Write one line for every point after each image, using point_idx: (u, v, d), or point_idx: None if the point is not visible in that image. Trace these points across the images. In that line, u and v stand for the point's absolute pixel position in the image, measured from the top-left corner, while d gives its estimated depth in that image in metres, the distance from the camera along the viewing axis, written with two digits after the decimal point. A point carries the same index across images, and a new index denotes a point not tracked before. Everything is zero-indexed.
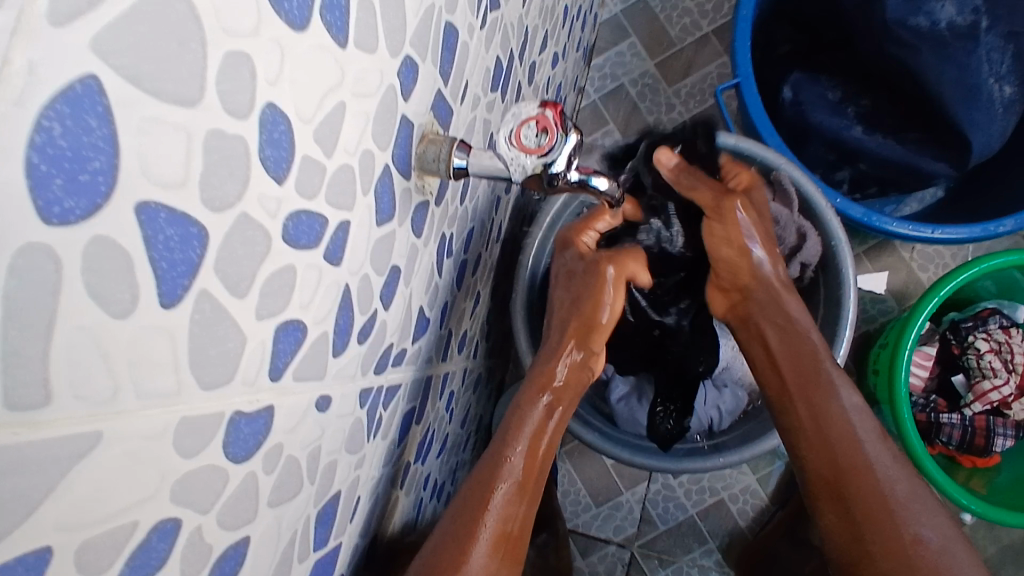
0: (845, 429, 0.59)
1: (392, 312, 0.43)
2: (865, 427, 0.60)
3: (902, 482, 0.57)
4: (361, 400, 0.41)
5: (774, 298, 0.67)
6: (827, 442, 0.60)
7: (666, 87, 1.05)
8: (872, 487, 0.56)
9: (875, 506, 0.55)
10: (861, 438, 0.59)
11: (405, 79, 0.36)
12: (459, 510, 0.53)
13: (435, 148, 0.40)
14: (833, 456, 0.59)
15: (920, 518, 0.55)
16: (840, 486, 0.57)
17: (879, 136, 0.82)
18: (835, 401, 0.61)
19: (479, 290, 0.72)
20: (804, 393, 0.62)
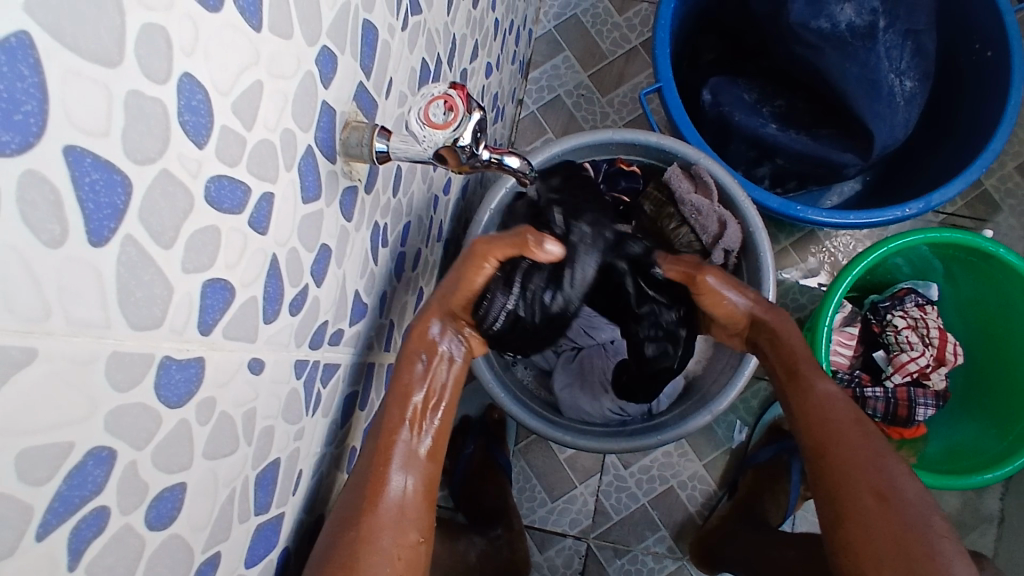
0: (820, 403, 0.63)
1: (325, 289, 0.46)
2: (840, 403, 0.63)
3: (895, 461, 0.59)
4: (297, 371, 0.44)
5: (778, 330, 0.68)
6: (806, 416, 0.63)
7: (600, 97, 1.11)
8: (853, 457, 0.59)
9: (855, 468, 0.59)
10: (848, 418, 0.62)
11: (323, 67, 0.39)
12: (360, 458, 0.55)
13: (357, 134, 0.44)
14: (812, 435, 0.62)
15: (904, 485, 0.58)
16: (819, 447, 0.61)
17: (794, 131, 0.88)
18: (811, 384, 0.64)
19: (421, 286, 0.75)
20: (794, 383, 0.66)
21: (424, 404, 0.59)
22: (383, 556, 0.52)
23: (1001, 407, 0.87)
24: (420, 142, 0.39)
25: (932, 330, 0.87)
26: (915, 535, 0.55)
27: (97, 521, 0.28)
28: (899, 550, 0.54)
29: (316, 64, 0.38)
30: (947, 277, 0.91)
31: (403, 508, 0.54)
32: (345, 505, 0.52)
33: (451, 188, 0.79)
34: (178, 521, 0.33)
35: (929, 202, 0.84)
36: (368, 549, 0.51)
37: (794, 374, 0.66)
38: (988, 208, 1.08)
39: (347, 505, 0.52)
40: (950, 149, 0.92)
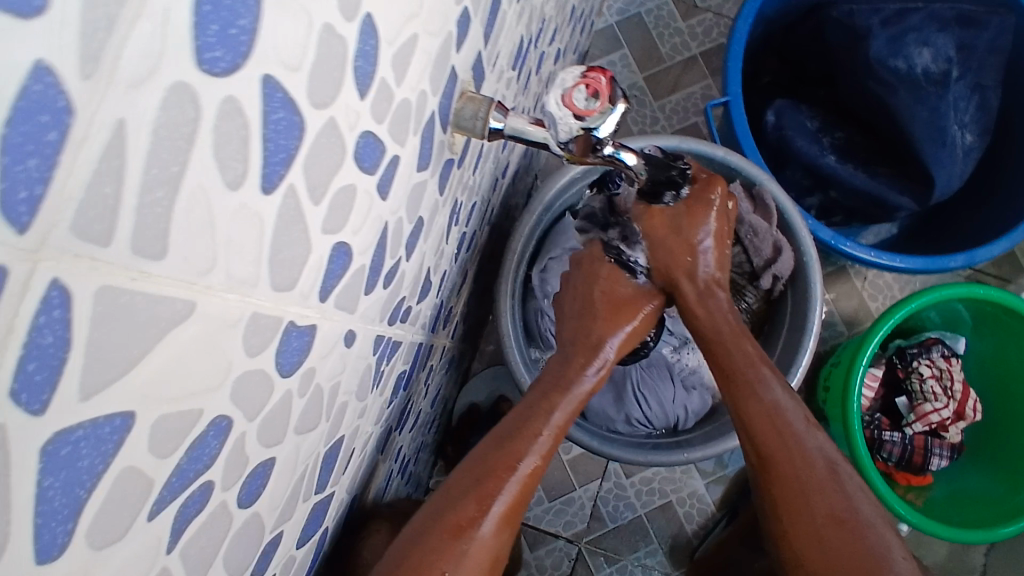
0: (748, 381, 0.60)
1: (411, 265, 0.43)
2: (770, 390, 0.59)
3: (806, 427, 0.57)
4: (375, 347, 0.41)
5: (737, 348, 0.61)
6: (728, 369, 0.61)
7: (653, 100, 1.09)
8: (771, 430, 0.57)
9: (770, 431, 0.57)
10: (772, 398, 0.58)
11: (459, 30, 0.36)
12: (474, 468, 0.55)
13: (473, 107, 0.41)
14: (763, 456, 0.57)
15: (808, 453, 0.56)
16: (739, 411, 0.59)
17: (852, 166, 0.86)
18: (743, 341, 0.62)
19: (467, 269, 0.72)
20: (738, 398, 0.60)
21: (545, 434, 0.57)
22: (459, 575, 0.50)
23: (1010, 468, 0.87)
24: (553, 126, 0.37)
25: (956, 383, 0.87)
26: (818, 493, 0.54)
27: (200, 499, 0.25)
28: (783, 485, 0.55)
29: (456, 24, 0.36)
30: (975, 331, 0.91)
31: (487, 542, 0.51)
32: (455, 504, 0.52)
33: (508, 171, 0.77)
34: (260, 500, 0.31)
35: (973, 257, 0.84)
36: (457, 562, 0.50)
37: (735, 386, 0.60)
38: (1014, 269, 1.09)
39: (452, 492, 0.53)
40: (998, 208, 0.91)
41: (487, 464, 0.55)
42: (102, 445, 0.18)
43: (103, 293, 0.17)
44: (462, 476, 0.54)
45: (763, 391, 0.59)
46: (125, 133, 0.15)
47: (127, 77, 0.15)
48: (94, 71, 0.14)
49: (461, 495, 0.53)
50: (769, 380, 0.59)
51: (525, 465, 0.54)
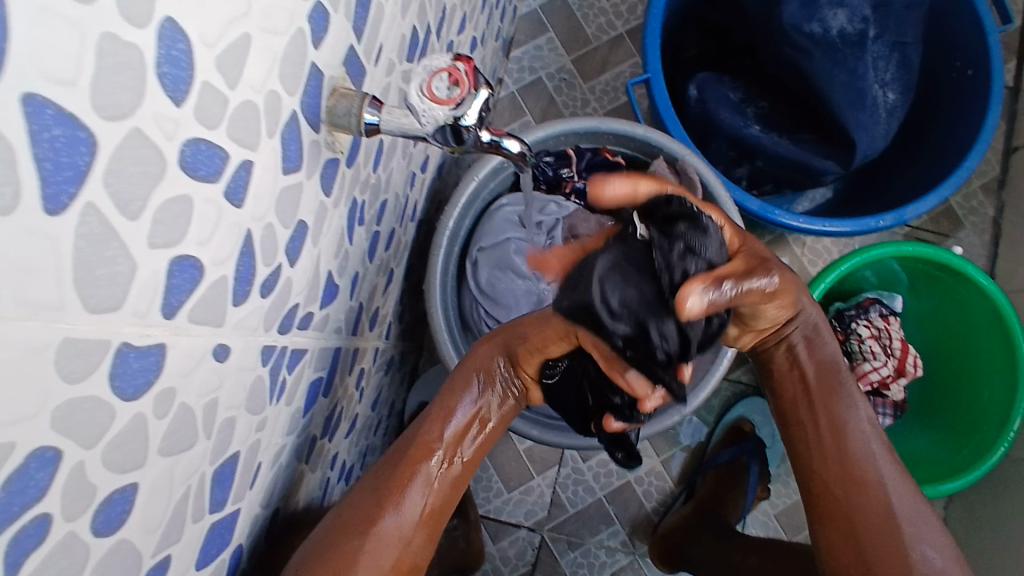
0: (838, 404, 0.61)
1: (298, 270, 0.42)
2: (856, 407, 0.62)
3: (886, 456, 0.61)
4: (264, 358, 0.40)
5: (827, 364, 0.63)
6: (822, 380, 0.62)
7: (582, 82, 1.08)
8: (865, 458, 0.60)
9: (841, 454, 0.60)
10: (859, 423, 0.61)
11: (315, 25, 0.35)
12: (390, 461, 0.56)
13: (346, 102, 0.40)
14: (828, 472, 0.60)
15: (892, 488, 0.59)
16: (820, 430, 0.61)
17: (776, 135, 0.87)
18: (823, 353, 0.63)
19: (392, 268, 0.71)
20: (824, 408, 0.62)
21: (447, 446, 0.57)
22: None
23: (955, 418, 0.89)
24: (420, 115, 0.41)
25: (894, 340, 0.88)
26: (897, 518, 0.58)
27: (39, 529, 0.24)
28: (865, 504, 0.58)
29: (309, 18, 0.34)
30: (910, 289, 0.92)
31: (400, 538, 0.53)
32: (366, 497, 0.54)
33: (429, 164, 0.75)
34: (128, 524, 0.30)
35: (902, 215, 0.85)
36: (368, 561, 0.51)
37: (817, 397, 0.62)
38: (950, 224, 1.10)
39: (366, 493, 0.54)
40: (924, 166, 0.93)
41: (399, 461, 0.56)
42: None
43: None
44: (380, 466, 0.56)
45: (852, 422, 0.61)
46: None
47: None
48: None
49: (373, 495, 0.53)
50: (857, 407, 0.61)
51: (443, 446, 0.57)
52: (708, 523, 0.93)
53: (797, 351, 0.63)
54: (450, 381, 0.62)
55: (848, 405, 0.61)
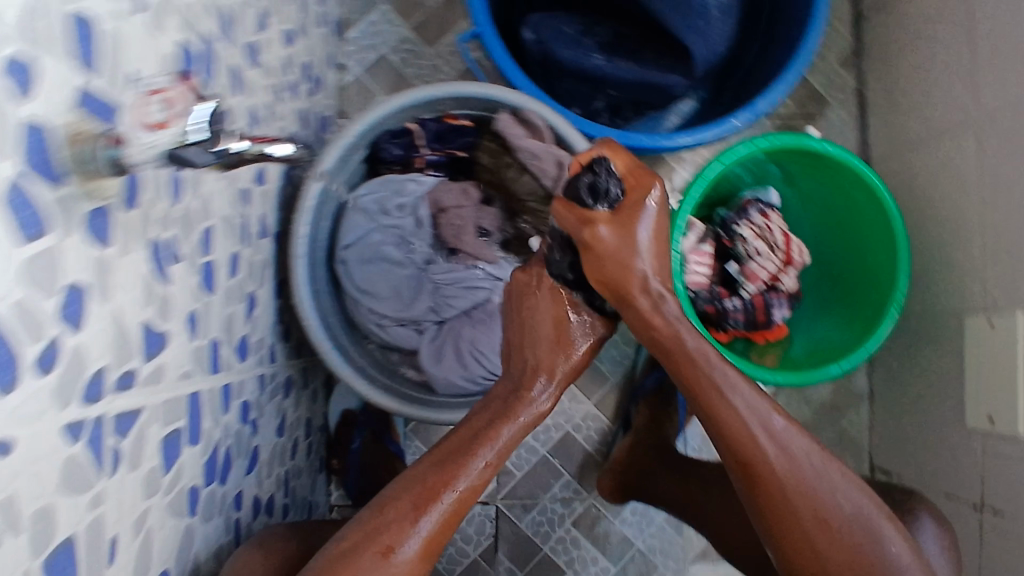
0: (714, 393, 0.59)
1: (91, 333, 0.39)
2: (734, 399, 0.58)
3: (780, 433, 0.58)
4: (71, 433, 0.38)
5: (692, 360, 0.60)
6: (690, 381, 0.60)
7: (427, 48, 1.04)
8: (748, 439, 0.57)
9: (736, 438, 0.58)
10: (738, 412, 0.58)
11: (10, 77, 0.32)
12: (401, 492, 0.57)
13: (88, 147, 0.36)
14: (731, 452, 0.58)
15: (807, 462, 0.57)
16: (711, 422, 0.59)
17: (619, 60, 0.84)
18: (687, 354, 0.60)
19: (251, 290, 0.68)
20: (699, 400, 0.59)
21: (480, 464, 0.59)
22: None
23: (852, 295, 0.92)
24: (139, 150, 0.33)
25: (776, 237, 0.89)
26: (808, 489, 0.57)
27: None
28: (770, 489, 0.57)
29: (3, 72, 0.31)
30: (784, 181, 0.94)
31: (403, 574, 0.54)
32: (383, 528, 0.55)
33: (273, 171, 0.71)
34: None
35: (755, 112, 0.84)
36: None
37: (692, 393, 0.60)
38: (818, 105, 1.12)
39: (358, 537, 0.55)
40: (772, 57, 0.92)
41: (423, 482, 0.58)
42: None
43: None
44: (400, 491, 0.58)
45: (729, 413, 0.58)
46: None
47: None
48: None
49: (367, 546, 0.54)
50: (730, 395, 0.58)
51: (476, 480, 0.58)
52: (653, 454, 0.93)
53: (663, 349, 0.62)
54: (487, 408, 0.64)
55: (718, 396, 0.59)
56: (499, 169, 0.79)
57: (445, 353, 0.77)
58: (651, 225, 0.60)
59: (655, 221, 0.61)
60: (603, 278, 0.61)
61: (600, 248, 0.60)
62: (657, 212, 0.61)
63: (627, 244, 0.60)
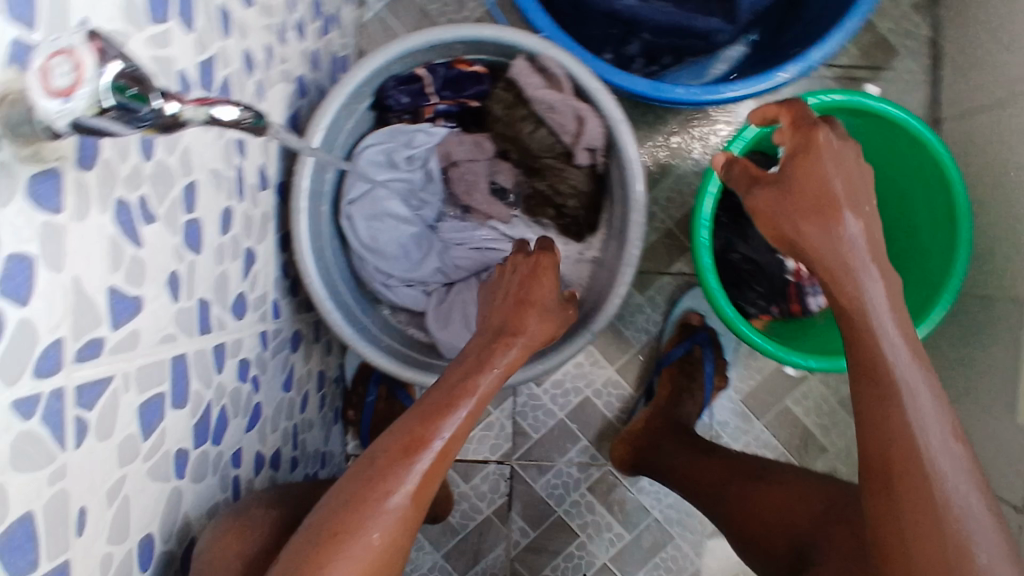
0: (887, 386, 0.54)
1: (38, 306, 0.37)
2: (917, 398, 0.53)
3: (948, 451, 0.52)
4: (23, 411, 0.36)
5: (875, 338, 0.55)
6: (866, 364, 0.56)
7: None
8: (906, 435, 0.52)
9: (881, 425, 0.53)
10: (913, 411, 0.53)
11: None
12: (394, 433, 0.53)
13: (18, 107, 0.34)
14: (883, 448, 0.53)
15: (943, 460, 0.51)
16: (869, 409, 0.54)
17: (655, 0, 0.76)
18: (872, 318, 0.56)
19: (251, 246, 0.65)
20: (870, 379, 0.55)
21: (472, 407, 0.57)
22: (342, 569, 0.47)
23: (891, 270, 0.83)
24: (49, 118, 0.29)
25: None
26: (945, 506, 0.50)
27: None
28: (909, 492, 0.51)
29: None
30: None
31: (379, 533, 0.49)
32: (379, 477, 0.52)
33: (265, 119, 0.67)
34: None
35: (807, 62, 0.74)
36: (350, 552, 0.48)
37: (870, 371, 0.55)
38: (884, 55, 1.00)
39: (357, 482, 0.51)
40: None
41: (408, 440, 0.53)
42: None
43: None
44: (388, 445, 0.53)
45: (897, 404, 0.53)
46: None
47: None
48: None
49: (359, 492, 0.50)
50: (915, 390, 0.53)
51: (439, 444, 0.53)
52: (667, 424, 0.91)
53: (850, 319, 0.57)
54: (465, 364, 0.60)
55: (896, 383, 0.54)
56: (513, 123, 0.74)
57: (452, 316, 0.75)
58: (841, 176, 0.58)
59: (812, 182, 0.58)
60: (775, 232, 0.62)
61: (795, 228, 0.59)
62: (816, 169, 0.58)
63: (780, 211, 0.60)
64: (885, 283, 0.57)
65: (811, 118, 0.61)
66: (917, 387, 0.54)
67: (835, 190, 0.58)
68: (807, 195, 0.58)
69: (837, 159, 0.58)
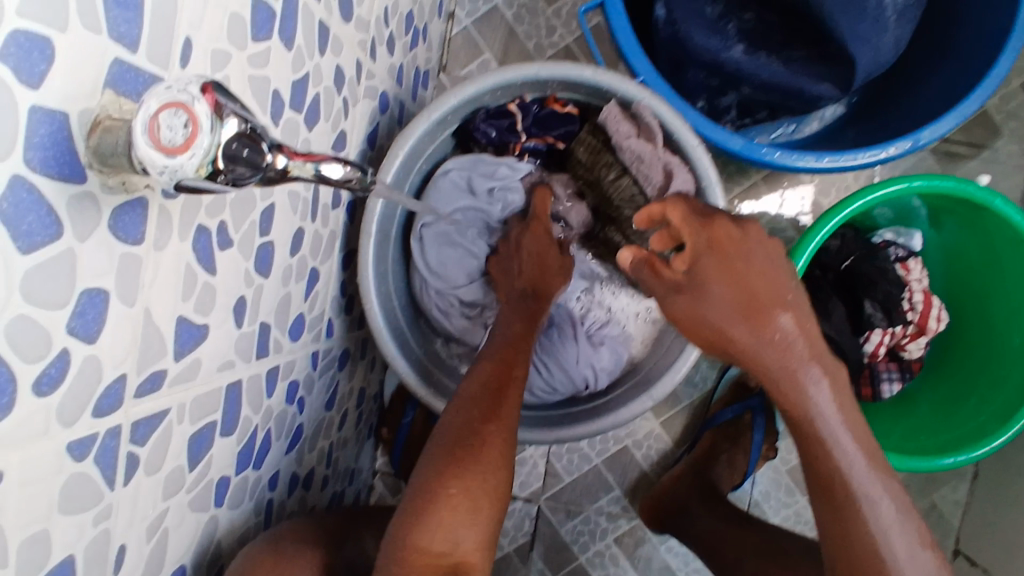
0: (849, 504, 0.50)
1: (106, 342, 0.35)
2: (878, 506, 0.50)
3: (917, 557, 0.49)
4: (78, 450, 0.35)
5: (830, 450, 0.51)
6: (822, 483, 0.51)
7: (545, 6, 0.93)
8: (876, 561, 0.49)
9: (846, 549, 0.50)
10: (880, 525, 0.49)
11: (20, 63, 0.28)
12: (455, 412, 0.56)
13: (112, 138, 0.31)
14: (851, 566, 0.50)
15: (909, 568, 0.48)
16: (838, 530, 0.50)
17: (763, 55, 0.72)
18: (830, 441, 0.51)
19: (315, 266, 0.63)
20: (834, 502, 0.51)
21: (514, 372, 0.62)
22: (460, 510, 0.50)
23: (971, 370, 0.78)
24: (155, 174, 0.26)
25: (916, 296, 0.75)
26: None
27: None
28: None
29: (4, 58, 0.27)
30: (931, 222, 0.79)
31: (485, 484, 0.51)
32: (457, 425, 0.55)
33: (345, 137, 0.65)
34: None
35: (915, 141, 0.69)
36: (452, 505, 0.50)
37: (829, 490, 0.51)
38: (984, 133, 0.94)
39: (446, 451, 0.53)
40: (948, 70, 0.75)
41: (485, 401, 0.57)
42: None
43: None
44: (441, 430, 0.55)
45: (864, 523, 0.49)
46: None
47: None
48: None
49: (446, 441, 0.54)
50: (878, 504, 0.50)
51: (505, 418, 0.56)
52: (697, 485, 0.87)
53: (802, 431, 0.52)
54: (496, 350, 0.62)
55: (858, 501, 0.50)
56: (596, 166, 0.74)
57: None
58: (759, 274, 0.52)
59: (755, 277, 0.52)
60: (704, 339, 0.55)
61: (725, 332, 0.53)
62: (741, 266, 0.52)
63: (708, 312, 0.53)
64: (835, 386, 0.52)
65: (701, 214, 0.55)
66: (884, 505, 0.50)
67: (758, 294, 0.52)
68: (747, 302, 0.52)
69: (754, 259, 0.53)
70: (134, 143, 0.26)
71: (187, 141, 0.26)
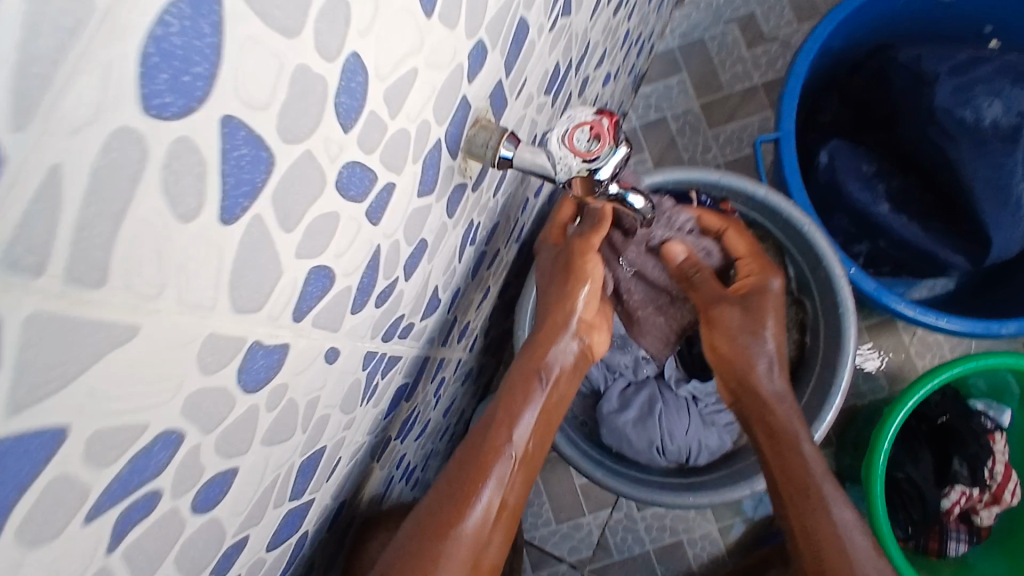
0: (815, 501, 0.60)
1: (411, 285, 0.44)
2: (838, 509, 0.59)
3: (874, 559, 0.56)
4: (365, 362, 0.42)
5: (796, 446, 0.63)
6: (792, 481, 0.62)
7: (706, 128, 1.06)
8: (841, 555, 0.57)
9: (811, 540, 0.59)
10: (841, 521, 0.58)
11: (472, 61, 0.37)
12: (460, 462, 0.60)
13: (485, 135, 0.41)
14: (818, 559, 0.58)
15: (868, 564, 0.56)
16: (803, 522, 0.60)
17: (906, 218, 0.81)
18: (795, 445, 0.63)
19: (489, 285, 0.72)
20: (799, 497, 0.61)
21: (553, 373, 0.66)
22: (460, 549, 0.56)
23: None
24: (556, 162, 0.45)
25: (999, 465, 0.79)
26: None
27: (145, 506, 0.26)
28: None
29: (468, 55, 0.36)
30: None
31: (479, 530, 0.57)
32: (484, 442, 0.61)
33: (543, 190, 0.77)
34: (221, 505, 0.32)
35: None
36: (452, 559, 0.55)
37: (799, 486, 0.61)
38: None
39: (449, 490, 0.59)
40: None
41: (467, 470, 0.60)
42: (29, 458, 0.18)
43: (33, 321, 0.17)
44: (460, 459, 0.60)
45: (826, 521, 0.58)
46: (59, 176, 0.15)
47: (65, 124, 0.15)
48: (27, 122, 0.14)
49: (474, 461, 0.60)
50: (836, 508, 0.59)
51: (509, 450, 0.61)
52: None
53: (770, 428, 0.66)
54: (513, 383, 0.65)
55: (819, 497, 0.60)
56: None
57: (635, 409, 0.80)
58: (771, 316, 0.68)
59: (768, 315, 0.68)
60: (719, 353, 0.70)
61: (740, 345, 0.68)
62: (768, 305, 0.69)
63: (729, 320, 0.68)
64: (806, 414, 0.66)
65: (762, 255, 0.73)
66: (840, 513, 0.59)
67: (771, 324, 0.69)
68: (754, 316, 0.68)
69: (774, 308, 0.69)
70: (539, 147, 0.45)
71: (587, 151, 0.45)
